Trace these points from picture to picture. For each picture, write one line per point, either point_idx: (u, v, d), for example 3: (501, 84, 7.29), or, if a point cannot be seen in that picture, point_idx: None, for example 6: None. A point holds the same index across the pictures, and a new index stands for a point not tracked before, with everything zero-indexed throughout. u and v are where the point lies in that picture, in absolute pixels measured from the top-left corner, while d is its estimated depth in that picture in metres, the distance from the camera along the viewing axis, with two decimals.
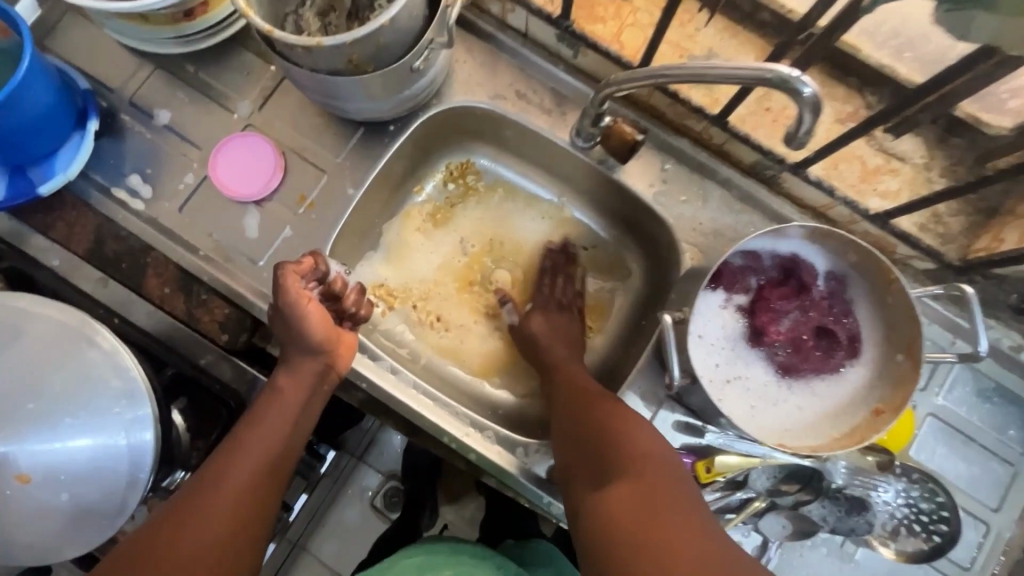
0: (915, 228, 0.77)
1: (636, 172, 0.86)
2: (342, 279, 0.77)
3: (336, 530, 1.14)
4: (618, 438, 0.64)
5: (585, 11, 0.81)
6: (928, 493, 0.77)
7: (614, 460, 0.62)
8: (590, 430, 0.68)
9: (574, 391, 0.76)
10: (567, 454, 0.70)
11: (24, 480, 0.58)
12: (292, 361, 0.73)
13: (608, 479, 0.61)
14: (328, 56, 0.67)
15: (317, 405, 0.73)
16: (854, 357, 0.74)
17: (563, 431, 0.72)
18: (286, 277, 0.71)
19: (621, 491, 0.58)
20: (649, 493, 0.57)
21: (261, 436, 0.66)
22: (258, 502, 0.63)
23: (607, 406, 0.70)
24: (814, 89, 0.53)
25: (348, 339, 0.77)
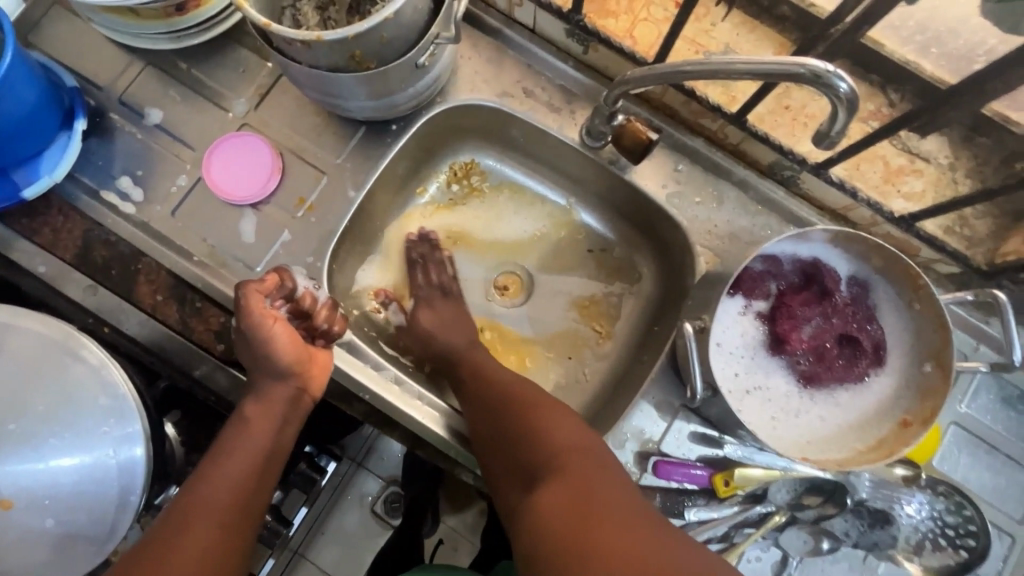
0: (940, 231, 0.74)
1: (648, 172, 0.83)
2: (312, 294, 0.72)
3: (336, 537, 1.10)
4: (545, 440, 0.62)
5: (596, 6, 0.78)
6: (955, 506, 0.74)
7: (544, 463, 0.60)
8: (516, 430, 0.65)
9: (491, 387, 0.73)
10: (494, 458, 0.67)
11: (6, 505, 0.54)
12: (259, 388, 0.68)
13: (537, 483, 0.59)
14: (329, 51, 0.63)
15: (290, 434, 0.69)
16: (879, 366, 0.71)
17: (485, 434, 0.70)
18: (249, 297, 0.66)
19: (550, 494, 0.56)
20: (577, 494, 0.55)
21: (225, 474, 0.62)
22: (236, 527, 0.60)
23: (532, 404, 0.67)
24: (850, 84, 0.50)
25: (323, 358, 0.72)
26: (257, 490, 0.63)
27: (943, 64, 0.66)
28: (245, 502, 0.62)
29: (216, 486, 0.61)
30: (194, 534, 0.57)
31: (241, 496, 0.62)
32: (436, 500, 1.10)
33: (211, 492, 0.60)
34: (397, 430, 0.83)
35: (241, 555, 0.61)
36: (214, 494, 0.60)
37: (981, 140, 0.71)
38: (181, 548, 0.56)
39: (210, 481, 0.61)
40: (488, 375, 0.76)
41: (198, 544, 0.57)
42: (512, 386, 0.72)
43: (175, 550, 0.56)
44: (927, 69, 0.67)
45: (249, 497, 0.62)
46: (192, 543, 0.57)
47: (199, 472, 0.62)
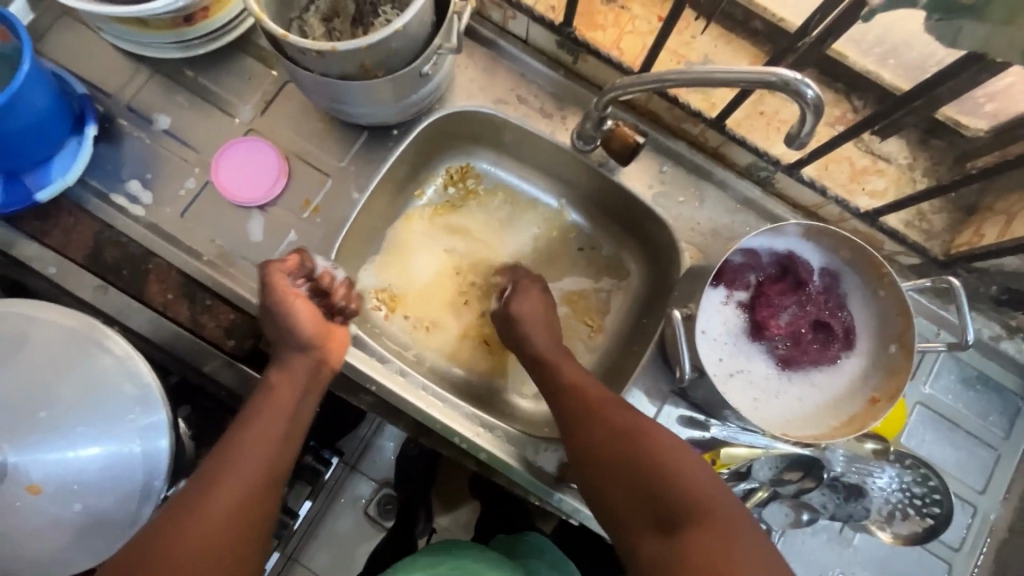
0: (902, 224, 0.81)
1: (635, 173, 0.89)
2: (331, 274, 0.77)
3: (329, 540, 1.12)
4: (681, 485, 0.60)
5: (585, 19, 0.84)
6: (921, 478, 0.80)
7: (685, 509, 0.58)
8: (640, 462, 0.63)
9: (604, 411, 0.70)
10: (608, 488, 0.65)
11: (36, 491, 0.58)
12: (283, 359, 0.72)
13: (677, 528, 0.58)
14: (340, 60, 0.67)
15: (311, 402, 0.71)
16: (850, 348, 0.78)
17: (597, 460, 0.67)
18: (272, 276, 0.72)
19: (701, 545, 0.55)
20: (729, 551, 0.54)
21: (254, 435, 0.64)
22: (261, 499, 0.62)
23: (655, 438, 0.65)
24: (816, 91, 0.56)
25: (341, 335, 0.76)
26: (283, 451, 0.66)
27: (899, 73, 0.72)
28: (271, 472, 0.64)
29: (248, 447, 0.63)
30: (226, 489, 0.60)
31: (272, 456, 0.64)
32: (429, 500, 1.13)
33: (243, 451, 0.63)
34: (403, 420, 0.87)
35: (264, 527, 0.62)
36: (244, 454, 0.63)
37: (936, 143, 0.79)
38: (213, 502, 0.59)
39: (240, 442, 0.63)
40: (592, 397, 0.72)
41: (231, 500, 0.60)
42: (627, 415, 0.68)
43: (207, 505, 0.58)
44: (885, 78, 0.73)
45: (275, 458, 0.65)
46: (223, 499, 0.59)
47: (226, 434, 0.65)
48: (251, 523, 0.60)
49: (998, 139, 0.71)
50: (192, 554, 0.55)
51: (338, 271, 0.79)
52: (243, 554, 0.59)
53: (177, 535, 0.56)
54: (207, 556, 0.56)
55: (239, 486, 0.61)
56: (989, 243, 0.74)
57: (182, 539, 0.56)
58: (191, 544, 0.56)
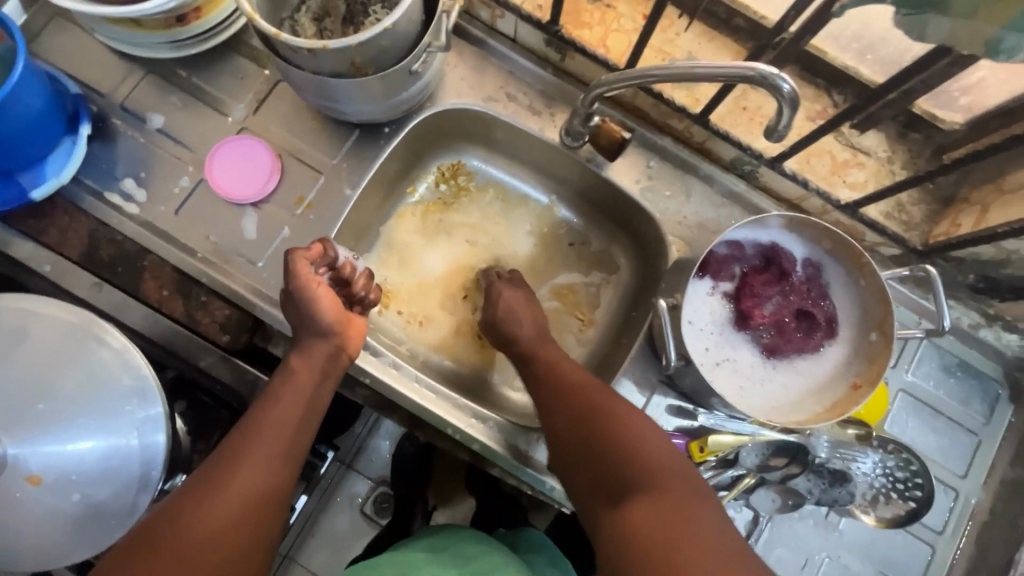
0: (882, 216, 0.83)
1: (623, 169, 0.91)
2: (352, 264, 0.79)
3: (326, 538, 1.13)
4: (637, 456, 0.62)
5: (572, 18, 0.86)
6: (904, 462, 0.83)
7: (640, 479, 0.60)
8: (599, 437, 0.65)
9: (572, 391, 0.72)
10: (575, 465, 0.67)
11: (35, 481, 0.59)
12: (303, 345, 0.73)
13: (630, 500, 0.59)
14: (331, 58, 0.69)
15: (329, 388, 0.72)
16: (832, 337, 0.79)
17: (565, 439, 0.69)
18: (297, 263, 0.73)
19: (650, 512, 0.56)
20: (676, 516, 0.55)
21: (275, 415, 0.66)
22: (276, 482, 0.62)
23: (616, 413, 0.67)
24: (792, 85, 0.58)
25: (359, 324, 0.78)
26: (302, 432, 0.67)
27: (876, 68, 0.74)
28: (287, 456, 0.64)
29: (269, 426, 0.65)
30: (249, 466, 0.61)
31: (286, 439, 0.65)
32: (426, 496, 1.13)
33: (264, 430, 0.64)
34: (397, 412, 0.89)
35: (278, 512, 0.62)
36: (265, 432, 0.64)
37: (914, 137, 0.81)
38: (236, 478, 0.60)
39: (261, 421, 0.65)
40: (561, 378, 0.74)
41: (249, 479, 0.60)
42: (590, 394, 0.70)
43: (230, 481, 0.59)
44: (865, 73, 0.75)
45: (294, 439, 0.66)
46: (245, 475, 0.60)
47: (248, 415, 0.66)
48: (268, 502, 0.61)
49: (973, 131, 0.73)
50: (213, 527, 0.56)
51: (358, 262, 0.82)
52: (260, 532, 0.59)
53: (199, 509, 0.57)
54: (227, 531, 0.57)
55: (260, 463, 0.62)
56: (965, 233, 0.76)
57: (203, 512, 0.56)
58: (213, 517, 0.57)
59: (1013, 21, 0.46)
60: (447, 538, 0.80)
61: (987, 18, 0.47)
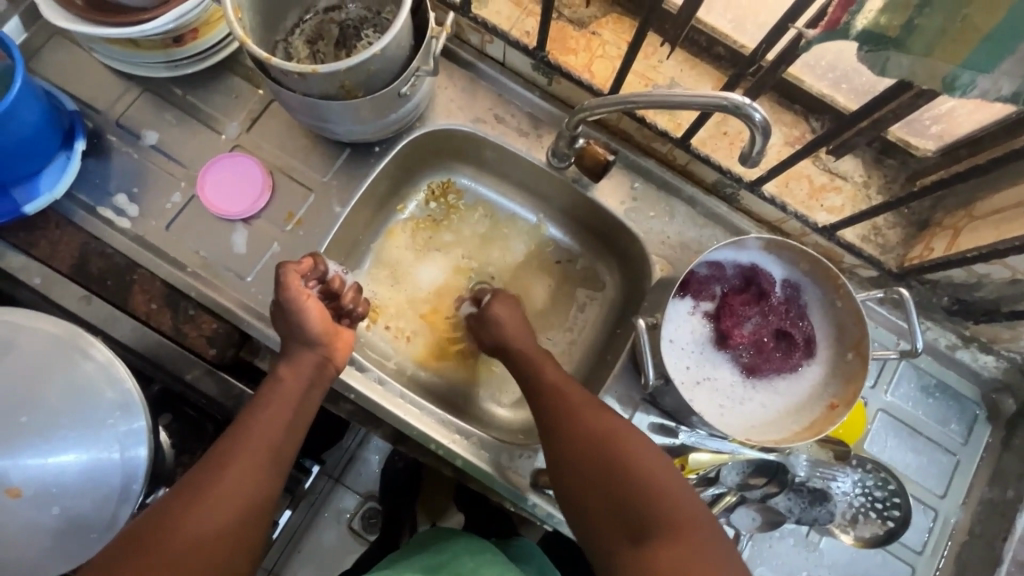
0: (858, 239, 0.85)
1: (608, 189, 0.92)
2: (340, 277, 0.80)
3: (313, 554, 1.13)
4: (652, 485, 0.62)
5: (558, 44, 0.89)
6: (882, 482, 0.84)
7: (655, 514, 0.60)
8: (609, 463, 0.65)
9: (583, 413, 0.71)
10: (580, 491, 0.67)
11: (15, 494, 0.60)
12: (291, 354, 0.74)
13: (646, 531, 0.59)
14: (321, 81, 0.71)
15: (317, 395, 0.73)
16: (811, 356, 0.81)
17: (571, 465, 0.68)
18: (286, 275, 0.74)
19: (668, 554, 0.57)
20: (693, 554, 0.56)
21: (262, 424, 0.66)
22: (264, 488, 0.63)
23: (624, 443, 0.66)
24: (764, 115, 0.60)
25: (347, 336, 0.79)
26: (288, 441, 0.68)
27: (852, 96, 0.79)
28: (276, 462, 0.65)
29: (257, 435, 0.65)
30: (234, 474, 0.61)
31: (273, 446, 0.65)
32: (414, 513, 1.12)
33: (253, 438, 0.65)
34: (380, 427, 0.89)
35: (265, 521, 0.63)
36: (254, 441, 0.64)
37: (889, 162, 0.83)
38: (221, 487, 0.60)
39: (249, 429, 0.65)
40: (569, 400, 0.73)
41: (235, 488, 0.60)
42: (602, 420, 0.69)
43: (217, 488, 0.60)
44: (841, 101, 0.79)
45: (281, 446, 0.66)
46: (232, 485, 0.60)
47: (235, 424, 0.66)
48: (255, 512, 0.61)
49: (945, 159, 0.76)
50: (199, 536, 0.56)
51: (347, 277, 0.84)
52: (244, 544, 0.59)
53: (184, 517, 0.57)
54: (216, 542, 0.57)
55: (247, 472, 0.62)
56: (937, 257, 0.78)
57: (190, 521, 0.57)
58: (199, 527, 0.57)
59: (966, 59, 0.49)
60: (443, 556, 0.79)
61: (943, 55, 0.49)
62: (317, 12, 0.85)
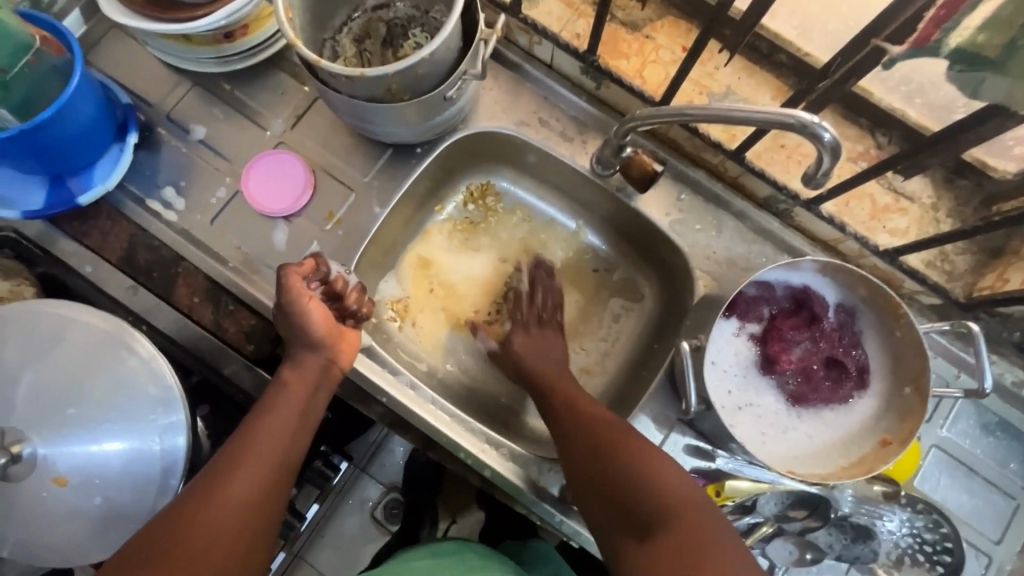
0: (923, 264, 0.80)
1: (653, 201, 0.89)
2: (343, 278, 0.78)
3: (335, 540, 1.13)
4: (657, 480, 0.62)
5: (610, 48, 0.86)
6: (933, 523, 0.79)
7: (655, 507, 0.60)
8: (615, 467, 0.65)
9: (583, 416, 0.73)
10: (590, 496, 0.67)
11: (61, 482, 0.61)
12: (294, 356, 0.73)
13: (649, 529, 0.59)
14: (368, 84, 0.70)
15: (323, 398, 0.73)
16: (863, 388, 0.76)
17: (580, 468, 0.69)
18: (288, 277, 0.74)
19: (671, 547, 0.56)
20: (701, 545, 0.55)
21: (270, 426, 0.66)
22: (270, 492, 0.63)
23: (624, 443, 0.67)
24: (834, 135, 0.56)
25: (352, 337, 0.78)
26: (296, 442, 0.68)
27: (925, 112, 0.74)
28: (283, 467, 0.65)
29: (265, 437, 0.65)
30: (240, 480, 0.61)
31: (279, 451, 0.65)
32: (436, 506, 1.12)
33: (256, 443, 0.65)
34: (410, 431, 0.89)
35: (275, 522, 0.63)
36: (261, 441, 0.65)
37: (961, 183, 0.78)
38: (225, 494, 0.60)
39: (255, 431, 0.66)
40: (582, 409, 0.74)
41: (241, 494, 0.61)
42: (600, 420, 0.71)
43: (221, 496, 0.60)
44: (912, 116, 0.75)
45: (288, 450, 0.67)
46: (237, 493, 0.60)
47: (237, 431, 0.66)
48: (264, 508, 0.62)
49: None
50: (211, 532, 0.58)
51: (351, 276, 0.82)
52: (255, 540, 0.60)
53: (195, 517, 0.58)
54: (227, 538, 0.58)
55: (255, 472, 0.63)
56: (1011, 289, 0.73)
57: (202, 519, 0.58)
58: (211, 524, 0.58)
59: None
60: (455, 544, 0.81)
61: None
62: (366, 10, 0.84)
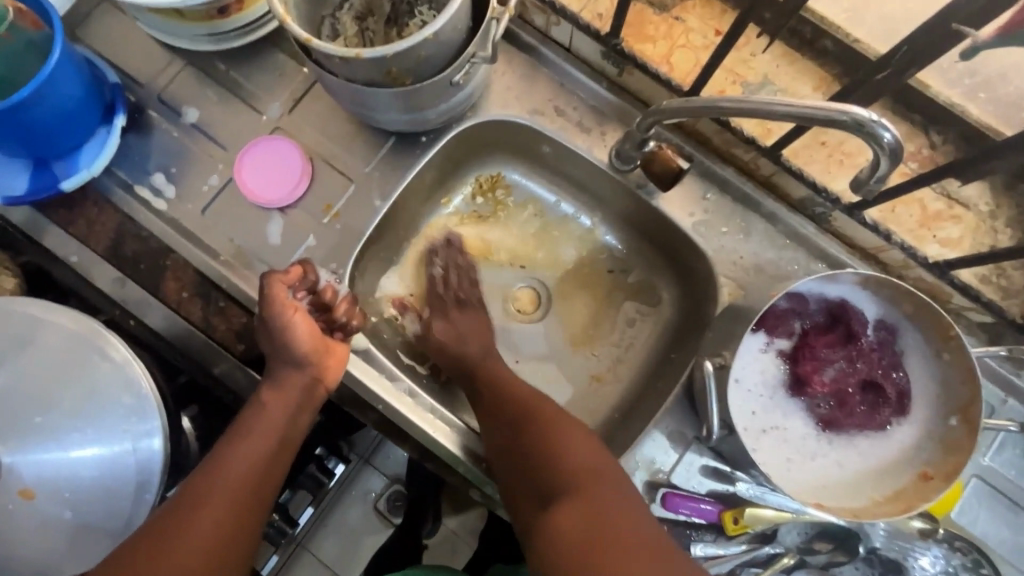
0: (976, 279, 0.73)
1: (677, 199, 0.82)
2: (333, 288, 0.72)
3: (337, 531, 1.06)
4: (563, 455, 0.65)
5: (635, 29, 0.79)
6: (971, 563, 0.72)
7: (560, 479, 0.64)
8: (534, 449, 0.67)
9: (504, 394, 0.73)
10: (506, 473, 0.69)
11: (29, 495, 0.58)
12: (275, 375, 0.70)
13: (555, 501, 0.63)
14: (366, 67, 0.64)
15: (306, 420, 0.70)
16: (902, 414, 0.70)
17: (500, 445, 0.71)
18: (272, 287, 0.69)
19: (570, 516, 0.60)
20: (599, 512, 0.60)
21: (248, 447, 0.64)
22: (243, 520, 0.61)
23: (542, 419, 0.69)
24: (894, 135, 0.48)
25: (340, 352, 0.74)
26: (279, 457, 0.66)
27: (988, 108, 0.67)
28: (258, 494, 0.63)
29: (242, 458, 0.63)
30: (211, 509, 0.59)
31: (252, 479, 0.63)
32: (438, 500, 1.05)
33: (229, 471, 0.62)
34: (408, 439, 0.84)
35: (248, 549, 0.62)
36: (241, 457, 0.63)
37: None
38: (195, 525, 0.58)
39: (234, 447, 0.64)
40: (504, 386, 0.75)
41: (211, 523, 0.59)
42: (523, 395, 0.72)
43: (191, 527, 0.58)
44: (973, 113, 0.68)
45: (265, 477, 0.64)
46: (207, 524, 0.58)
47: (213, 454, 0.64)
48: (247, 520, 0.61)
49: None
50: (192, 550, 0.57)
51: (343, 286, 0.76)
52: (240, 551, 0.60)
53: (165, 550, 0.56)
54: (210, 552, 0.58)
55: (234, 488, 0.61)
56: None
57: (183, 537, 0.57)
58: (192, 542, 0.57)
59: None
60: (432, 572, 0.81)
61: None
62: None
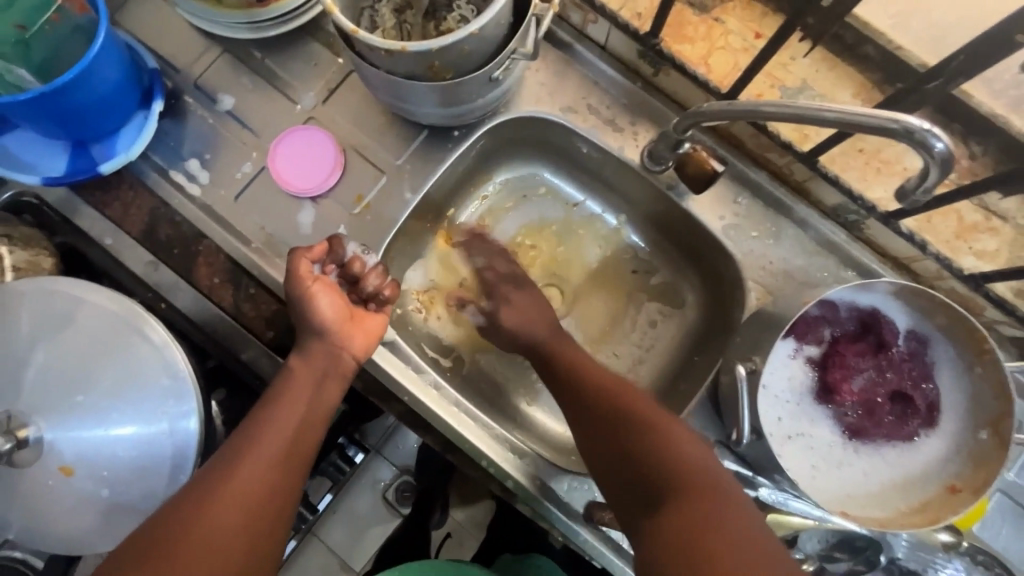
0: (1011, 292, 0.72)
1: (706, 202, 0.81)
2: (360, 259, 0.75)
3: (346, 518, 1.06)
4: (668, 449, 0.61)
5: (674, 30, 0.78)
6: None
7: (663, 475, 0.60)
8: (631, 445, 0.63)
9: (594, 384, 0.71)
10: (601, 468, 0.66)
11: (68, 472, 0.59)
12: (303, 346, 0.70)
13: (662, 500, 0.58)
14: (409, 60, 0.64)
15: (334, 388, 0.70)
16: (931, 426, 0.69)
17: (590, 435, 0.68)
18: (296, 261, 0.71)
19: (682, 514, 0.56)
20: (710, 513, 0.55)
21: (278, 414, 0.64)
22: (277, 483, 0.60)
23: (637, 414, 0.65)
24: (946, 145, 0.48)
25: (372, 325, 0.75)
26: (300, 443, 0.64)
27: None
28: (291, 456, 0.63)
29: (273, 424, 0.63)
30: (245, 469, 0.59)
31: (284, 442, 0.62)
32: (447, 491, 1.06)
33: (260, 435, 0.62)
34: (431, 432, 0.84)
35: (285, 513, 0.61)
36: (271, 422, 0.63)
37: None
38: (229, 484, 0.58)
39: (259, 427, 0.62)
40: (595, 373, 0.72)
41: (246, 482, 0.58)
42: (617, 389, 0.69)
43: (225, 487, 0.57)
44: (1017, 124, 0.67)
45: (296, 441, 0.64)
46: (240, 481, 0.58)
47: (245, 419, 0.64)
48: (280, 483, 0.61)
49: None
50: (223, 513, 0.56)
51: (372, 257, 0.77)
52: (275, 512, 0.59)
53: (202, 509, 0.56)
54: (237, 520, 0.56)
55: (260, 469, 0.60)
56: None
57: (200, 525, 0.55)
58: (224, 501, 0.57)
59: None
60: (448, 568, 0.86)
61: None
62: None
